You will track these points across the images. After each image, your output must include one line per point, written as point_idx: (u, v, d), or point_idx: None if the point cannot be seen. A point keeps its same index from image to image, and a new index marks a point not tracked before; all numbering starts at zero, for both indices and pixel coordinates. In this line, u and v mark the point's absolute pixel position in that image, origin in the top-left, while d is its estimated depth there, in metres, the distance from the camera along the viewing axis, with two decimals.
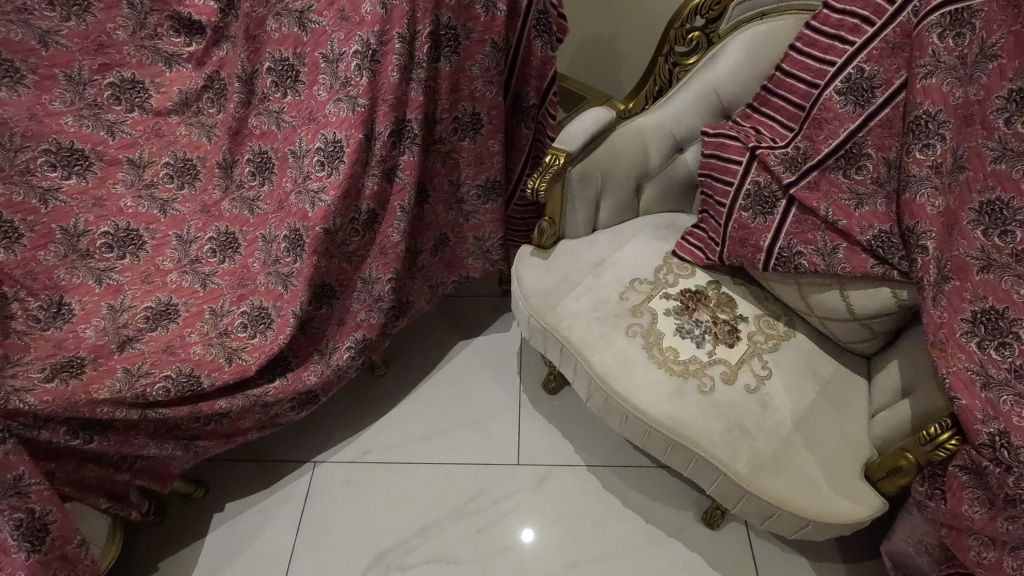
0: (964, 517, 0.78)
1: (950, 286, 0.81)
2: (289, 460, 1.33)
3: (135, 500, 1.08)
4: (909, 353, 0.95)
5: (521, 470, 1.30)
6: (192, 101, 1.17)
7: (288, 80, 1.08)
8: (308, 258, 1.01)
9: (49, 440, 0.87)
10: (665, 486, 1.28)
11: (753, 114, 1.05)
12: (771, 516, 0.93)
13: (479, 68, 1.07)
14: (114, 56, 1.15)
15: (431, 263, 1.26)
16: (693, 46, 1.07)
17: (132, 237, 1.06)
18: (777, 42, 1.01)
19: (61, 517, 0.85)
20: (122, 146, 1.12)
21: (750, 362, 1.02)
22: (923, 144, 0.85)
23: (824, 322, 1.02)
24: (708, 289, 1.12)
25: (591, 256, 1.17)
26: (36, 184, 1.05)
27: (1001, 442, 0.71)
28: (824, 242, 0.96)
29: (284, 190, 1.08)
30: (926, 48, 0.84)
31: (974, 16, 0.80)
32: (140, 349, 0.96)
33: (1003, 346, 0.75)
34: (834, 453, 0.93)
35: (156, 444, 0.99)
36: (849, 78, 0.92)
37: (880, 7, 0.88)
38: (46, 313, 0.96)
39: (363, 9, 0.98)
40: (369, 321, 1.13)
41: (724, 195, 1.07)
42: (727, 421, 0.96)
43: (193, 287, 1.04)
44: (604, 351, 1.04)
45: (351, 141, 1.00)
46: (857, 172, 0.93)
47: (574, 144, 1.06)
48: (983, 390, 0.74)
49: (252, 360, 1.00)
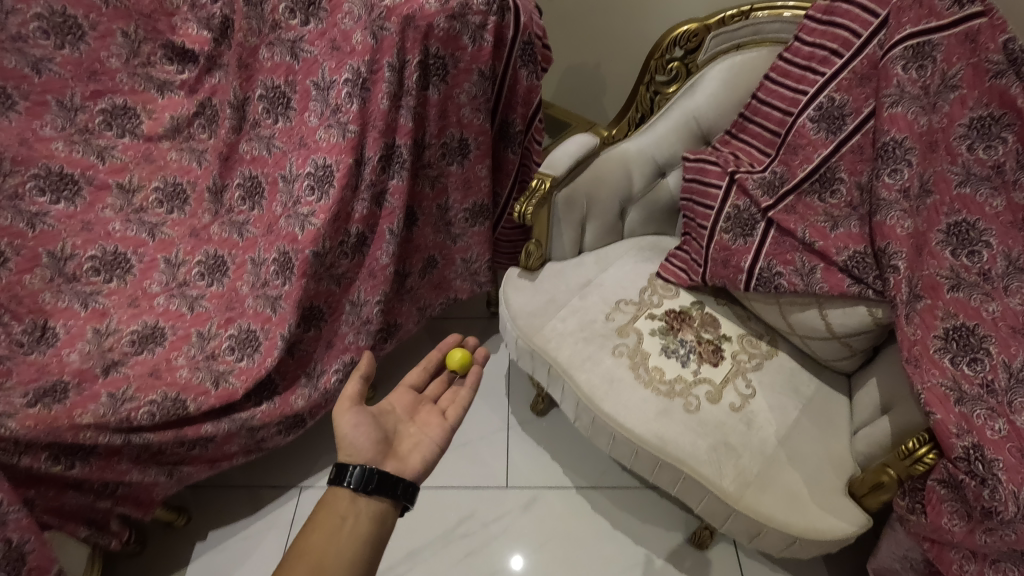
0: (944, 531, 0.79)
1: (922, 303, 0.84)
2: (273, 486, 1.31)
3: (116, 528, 1.07)
4: (887, 370, 0.98)
5: (509, 493, 1.30)
6: (183, 127, 1.18)
7: (279, 106, 1.10)
8: (298, 280, 1.02)
9: (30, 466, 0.85)
10: (653, 507, 1.28)
11: (732, 140, 1.09)
12: (758, 535, 0.93)
13: (467, 96, 1.08)
14: (107, 83, 1.16)
15: (419, 286, 1.27)
16: (673, 76, 1.12)
17: (120, 261, 1.07)
18: (751, 72, 1.06)
19: (39, 547, 0.82)
20: (112, 170, 1.13)
21: (734, 381, 1.04)
22: (892, 169, 0.88)
23: (805, 341, 1.04)
24: (692, 309, 1.14)
25: (578, 278, 1.19)
26: (24, 209, 1.05)
27: (976, 455, 0.73)
28: (803, 262, 0.99)
29: (273, 214, 1.10)
30: (891, 78, 0.88)
31: (935, 49, 0.85)
32: (126, 372, 0.95)
33: (975, 361, 0.78)
34: (818, 470, 0.95)
35: (139, 469, 0.98)
36: (821, 107, 0.96)
37: (847, 41, 0.93)
38: (30, 338, 0.95)
39: (354, 39, 1.01)
40: (358, 344, 1.13)
41: (706, 218, 1.11)
42: (713, 439, 0.97)
43: (181, 310, 1.04)
44: (591, 371, 1.06)
45: (341, 166, 1.02)
46: (831, 196, 0.97)
47: (559, 168, 1.09)
48: (957, 404, 0.76)
49: (240, 384, 0.99)
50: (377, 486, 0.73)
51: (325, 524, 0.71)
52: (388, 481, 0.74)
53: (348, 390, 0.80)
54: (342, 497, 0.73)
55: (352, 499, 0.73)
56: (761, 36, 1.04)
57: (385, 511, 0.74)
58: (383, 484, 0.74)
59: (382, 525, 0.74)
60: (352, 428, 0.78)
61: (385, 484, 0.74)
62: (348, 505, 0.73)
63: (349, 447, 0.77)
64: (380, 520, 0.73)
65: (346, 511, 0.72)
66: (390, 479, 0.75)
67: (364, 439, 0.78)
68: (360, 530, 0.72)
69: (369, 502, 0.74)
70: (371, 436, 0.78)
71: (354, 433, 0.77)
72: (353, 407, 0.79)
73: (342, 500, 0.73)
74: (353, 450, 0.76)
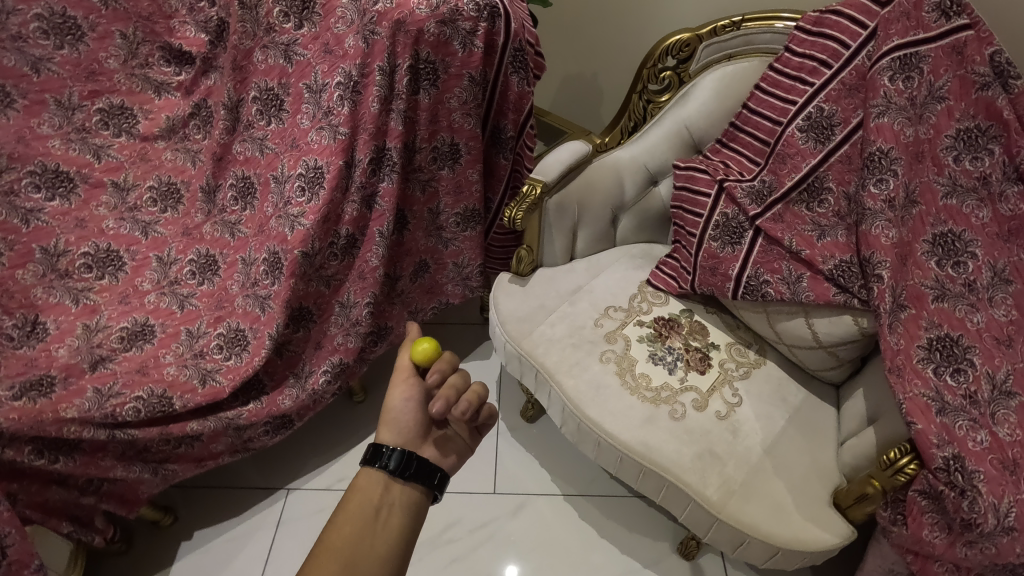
0: (926, 543, 0.78)
1: (905, 313, 0.83)
2: (261, 488, 1.30)
3: (100, 526, 1.07)
4: (873, 381, 0.97)
5: (496, 499, 1.29)
6: (179, 127, 1.20)
7: (272, 108, 1.12)
8: (286, 281, 1.03)
9: (12, 459, 0.85)
10: (641, 516, 1.27)
11: (722, 148, 1.09)
12: (742, 544, 0.92)
13: (457, 101, 1.09)
14: (105, 83, 1.17)
15: (410, 289, 1.28)
16: (666, 85, 1.12)
17: (112, 258, 1.08)
18: (742, 83, 1.07)
19: (19, 540, 0.82)
20: (107, 169, 1.15)
21: (720, 390, 1.04)
22: (877, 178, 0.88)
23: (793, 350, 1.04)
24: (681, 317, 1.14)
25: (568, 283, 1.19)
26: (19, 205, 1.06)
27: (956, 466, 0.72)
28: (789, 271, 0.98)
29: (264, 214, 1.11)
30: (879, 89, 0.89)
31: (922, 61, 0.86)
32: (113, 369, 0.96)
33: (958, 371, 0.78)
34: (802, 480, 0.94)
35: (123, 466, 0.98)
36: (810, 116, 0.97)
37: (836, 52, 0.93)
38: (20, 332, 0.96)
39: (347, 43, 1.02)
40: (346, 345, 1.14)
41: (695, 226, 1.11)
42: (698, 447, 0.97)
43: (171, 308, 1.05)
44: (578, 377, 1.06)
45: (331, 167, 1.03)
46: (819, 205, 0.97)
47: (551, 175, 1.10)
48: (938, 415, 0.76)
49: (227, 383, 1.00)
50: (417, 471, 0.72)
51: (359, 515, 0.69)
52: (426, 470, 0.73)
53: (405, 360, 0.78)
54: (375, 485, 0.72)
55: (386, 487, 0.72)
56: (752, 47, 1.05)
57: (418, 500, 0.73)
58: (420, 472, 0.72)
59: (416, 515, 0.72)
60: (405, 400, 0.76)
61: (423, 471, 0.72)
62: (382, 495, 0.72)
63: (396, 420, 0.75)
64: (414, 510, 0.73)
65: (379, 502, 0.71)
66: (427, 467, 0.73)
67: (412, 414, 0.76)
68: (395, 520, 0.70)
69: (403, 491, 0.73)
70: (421, 414, 0.77)
71: (405, 406, 0.76)
72: (414, 379, 0.77)
73: (376, 488, 0.72)
74: (400, 423, 0.75)
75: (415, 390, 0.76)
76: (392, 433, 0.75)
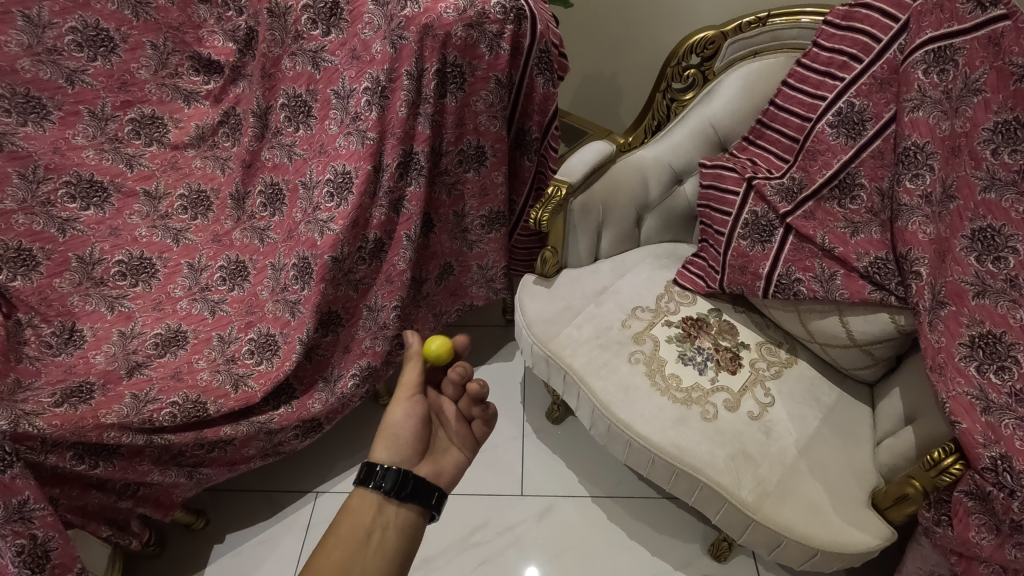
0: (972, 544, 0.77)
1: (946, 310, 0.82)
2: (290, 491, 1.31)
3: (136, 529, 1.08)
4: (909, 379, 0.95)
5: (525, 501, 1.29)
6: (208, 135, 1.23)
7: (300, 115, 1.13)
8: (316, 286, 1.04)
9: (55, 465, 0.87)
10: (670, 518, 1.26)
11: (749, 146, 1.08)
12: (778, 546, 0.91)
13: (483, 104, 1.09)
14: (136, 93, 1.20)
15: (435, 292, 1.29)
16: (690, 83, 1.11)
17: (145, 266, 1.10)
18: (769, 80, 1.05)
19: (63, 544, 0.82)
20: (139, 178, 1.17)
21: (752, 390, 1.03)
22: (913, 174, 0.87)
23: (825, 349, 1.03)
24: (709, 316, 1.13)
25: (594, 284, 1.19)
26: (56, 215, 1.08)
27: (1003, 467, 0.71)
28: (822, 269, 0.97)
29: (293, 220, 1.12)
30: (912, 83, 0.87)
31: (957, 53, 0.83)
32: (149, 374, 0.98)
33: (1002, 370, 0.75)
34: (839, 481, 0.93)
35: (160, 470, 0.99)
36: (840, 112, 0.95)
37: (867, 46, 0.92)
38: (58, 340, 0.98)
39: (374, 48, 1.03)
40: (374, 349, 1.14)
41: (723, 224, 1.10)
42: (731, 448, 0.96)
43: (202, 314, 1.07)
44: (607, 378, 1.05)
45: (360, 172, 1.04)
46: (851, 201, 0.95)
47: (575, 176, 1.09)
48: (983, 414, 0.74)
49: (259, 388, 1.01)
50: (411, 492, 0.72)
51: (351, 539, 0.69)
52: (421, 490, 0.73)
53: (409, 377, 0.78)
54: (369, 507, 0.72)
55: (380, 508, 0.72)
56: (778, 43, 1.04)
57: (413, 520, 0.73)
58: (416, 491, 0.72)
59: (410, 536, 0.73)
60: (405, 415, 0.77)
61: (419, 491, 0.73)
62: (375, 517, 0.71)
63: (393, 436, 0.76)
64: (407, 533, 0.73)
65: (371, 525, 0.71)
66: (424, 487, 0.73)
67: (411, 432, 0.77)
68: (387, 543, 0.71)
69: (397, 512, 0.73)
70: (420, 434, 0.78)
71: (405, 422, 0.77)
72: (415, 398, 0.78)
73: (369, 510, 0.71)
74: (398, 440, 0.76)
75: (417, 410, 0.77)
76: (388, 450, 0.75)
